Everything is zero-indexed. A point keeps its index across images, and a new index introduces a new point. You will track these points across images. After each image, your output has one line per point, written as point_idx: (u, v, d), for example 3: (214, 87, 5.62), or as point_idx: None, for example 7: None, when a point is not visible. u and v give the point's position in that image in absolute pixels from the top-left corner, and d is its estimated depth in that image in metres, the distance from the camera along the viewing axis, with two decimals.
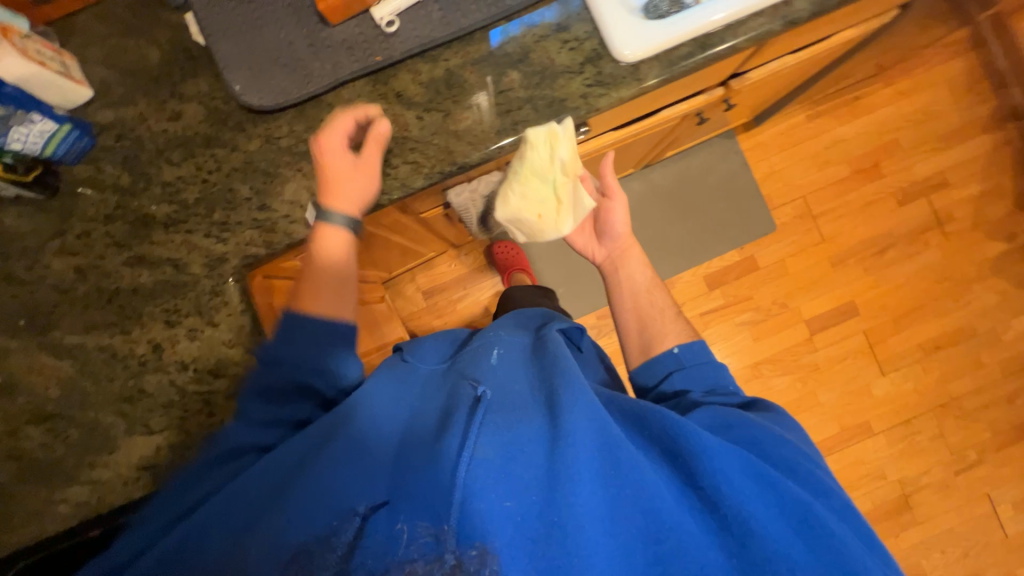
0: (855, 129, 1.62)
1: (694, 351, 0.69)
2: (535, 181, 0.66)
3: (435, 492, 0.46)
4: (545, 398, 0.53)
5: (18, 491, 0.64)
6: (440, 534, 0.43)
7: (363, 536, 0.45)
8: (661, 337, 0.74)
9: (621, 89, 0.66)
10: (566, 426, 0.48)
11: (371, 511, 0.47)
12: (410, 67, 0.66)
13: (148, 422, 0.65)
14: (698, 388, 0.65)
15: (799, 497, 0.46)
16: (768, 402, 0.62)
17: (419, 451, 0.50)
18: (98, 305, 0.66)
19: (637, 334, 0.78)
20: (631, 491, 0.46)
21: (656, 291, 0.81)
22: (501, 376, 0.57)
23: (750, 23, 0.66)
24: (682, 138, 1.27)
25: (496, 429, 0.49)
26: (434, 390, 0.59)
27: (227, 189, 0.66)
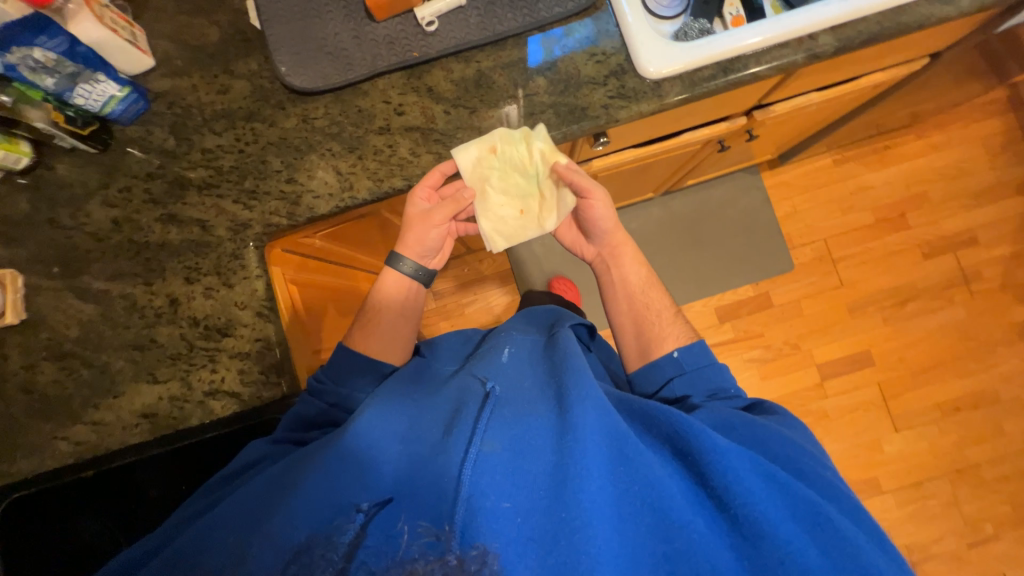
0: (883, 177, 1.61)
1: (694, 354, 0.71)
2: (517, 176, 0.72)
3: (437, 493, 0.47)
4: (554, 398, 0.56)
5: (28, 421, 0.68)
6: (441, 533, 0.44)
7: (366, 531, 0.45)
8: (657, 341, 0.74)
9: (642, 103, 0.68)
10: (573, 419, 0.51)
11: (374, 510, 0.48)
12: (444, 65, 0.70)
13: (155, 372, 0.68)
14: (701, 389, 0.68)
15: (808, 497, 0.49)
16: (769, 403, 0.66)
17: (423, 448, 0.53)
18: (126, 257, 0.70)
19: (633, 336, 0.78)
20: (639, 488, 0.48)
21: (652, 290, 0.80)
22: (512, 376, 0.61)
23: (773, 53, 0.68)
24: (704, 167, 1.29)
25: (505, 424, 0.52)
26: (447, 387, 0.63)
27: (260, 161, 0.70)
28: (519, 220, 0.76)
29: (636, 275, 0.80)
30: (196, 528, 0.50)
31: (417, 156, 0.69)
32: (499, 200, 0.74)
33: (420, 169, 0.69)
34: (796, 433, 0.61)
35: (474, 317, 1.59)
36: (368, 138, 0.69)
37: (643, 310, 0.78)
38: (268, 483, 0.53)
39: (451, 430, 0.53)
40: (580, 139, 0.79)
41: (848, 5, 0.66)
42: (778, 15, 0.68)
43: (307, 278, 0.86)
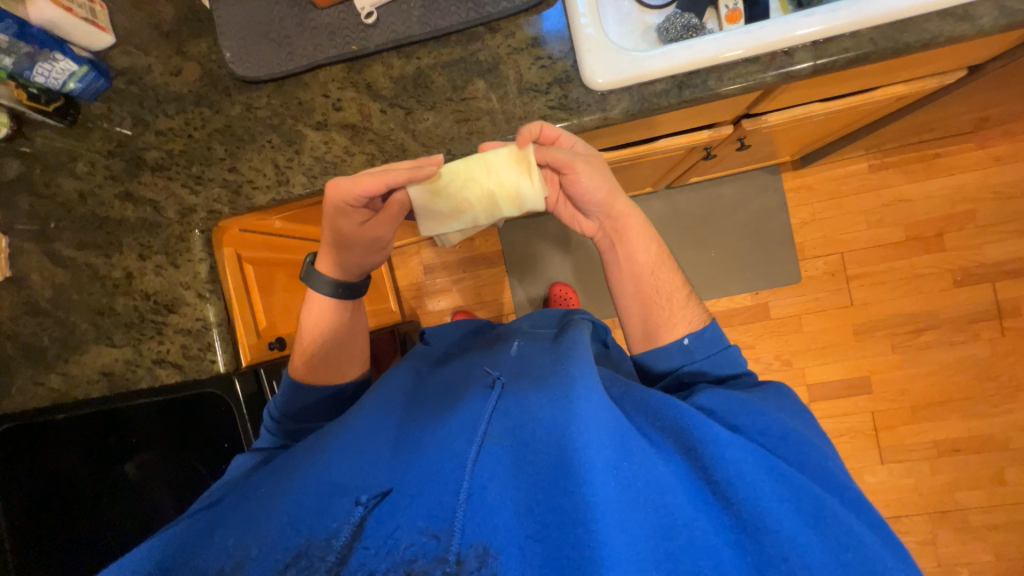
0: (926, 190, 1.43)
1: (706, 341, 0.64)
2: (468, 166, 0.62)
3: (440, 490, 0.47)
4: (558, 385, 0.54)
5: (9, 365, 0.77)
6: (441, 532, 0.45)
7: (366, 527, 0.46)
8: (665, 326, 0.67)
9: (583, 116, 0.64)
10: (577, 409, 0.49)
11: (374, 502, 0.48)
12: (384, 60, 0.68)
13: (113, 337, 0.76)
14: (711, 378, 0.63)
15: (811, 489, 0.46)
16: (781, 385, 0.60)
17: (427, 437, 0.53)
18: (91, 229, 0.76)
19: (637, 320, 0.69)
20: (642, 483, 0.45)
21: (662, 271, 0.69)
22: (519, 369, 0.62)
23: (739, 69, 0.61)
24: (704, 168, 1.20)
25: (507, 418, 0.53)
26: (456, 381, 0.65)
27: (206, 147, 0.72)
28: (481, 213, 0.64)
29: (645, 253, 0.69)
30: (205, 528, 0.51)
31: (351, 156, 0.68)
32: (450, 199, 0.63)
33: (353, 169, 0.69)
34: (795, 418, 0.55)
35: (459, 296, 1.61)
36: (306, 133, 0.70)
37: (652, 293, 0.69)
38: (276, 472, 0.54)
39: (453, 421, 0.54)
40: None
41: (831, 18, 0.59)
42: (750, 26, 0.61)
43: (266, 257, 0.90)
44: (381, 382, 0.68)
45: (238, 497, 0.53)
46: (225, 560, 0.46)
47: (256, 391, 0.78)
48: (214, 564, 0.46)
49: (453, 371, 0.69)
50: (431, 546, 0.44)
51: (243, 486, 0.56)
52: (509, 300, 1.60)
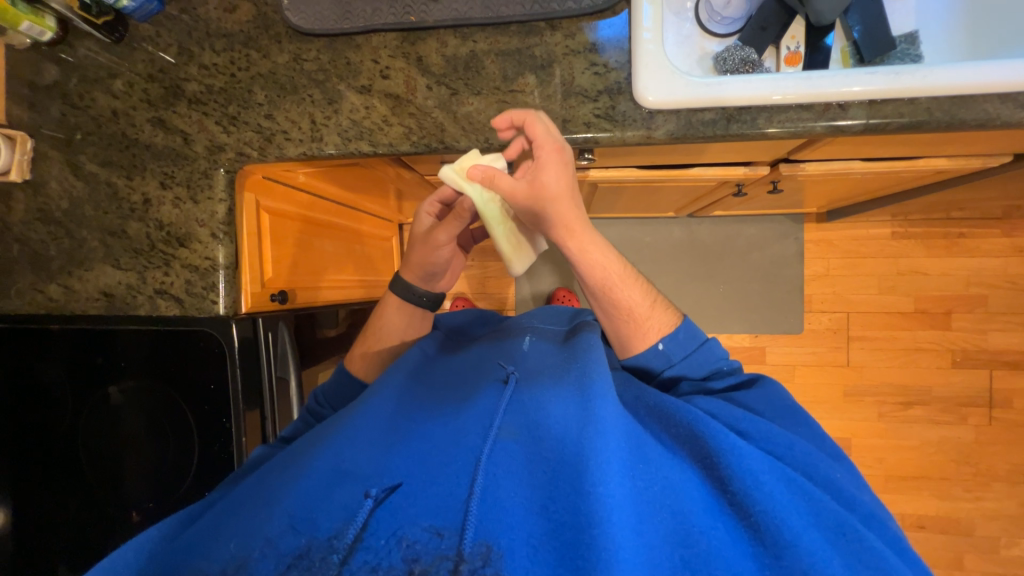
0: (944, 267, 1.43)
1: (679, 344, 0.65)
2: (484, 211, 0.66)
3: (451, 484, 0.46)
4: (574, 390, 0.55)
5: (15, 268, 0.78)
6: (446, 529, 0.43)
7: (373, 523, 0.44)
8: (632, 335, 0.67)
9: (626, 130, 0.63)
10: (593, 409, 0.50)
11: (384, 495, 0.46)
12: (440, 37, 0.67)
13: (120, 260, 0.76)
14: (690, 378, 0.65)
15: (829, 505, 0.46)
16: (767, 380, 0.63)
17: (438, 429, 0.53)
18: (117, 150, 0.76)
19: (607, 324, 0.69)
20: (657, 487, 0.46)
21: (621, 287, 0.65)
22: (532, 368, 0.64)
23: (792, 113, 0.61)
24: (730, 204, 1.19)
25: (521, 417, 0.53)
26: (468, 375, 0.65)
27: (247, 90, 0.72)
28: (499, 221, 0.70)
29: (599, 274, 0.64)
30: (205, 518, 0.50)
31: (389, 126, 0.68)
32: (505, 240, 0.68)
33: (387, 139, 0.68)
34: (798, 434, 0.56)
35: (464, 283, 1.61)
36: (348, 95, 0.69)
37: (615, 308, 0.67)
38: (280, 466, 0.53)
39: (466, 416, 0.54)
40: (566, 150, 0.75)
41: (893, 81, 0.58)
42: (812, 73, 0.60)
43: (286, 208, 0.90)
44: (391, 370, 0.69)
45: (236, 494, 0.52)
46: (226, 560, 0.44)
47: (251, 338, 0.77)
48: (215, 563, 0.44)
49: (461, 366, 0.69)
50: (439, 544, 0.42)
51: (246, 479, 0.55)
52: (511, 296, 1.60)
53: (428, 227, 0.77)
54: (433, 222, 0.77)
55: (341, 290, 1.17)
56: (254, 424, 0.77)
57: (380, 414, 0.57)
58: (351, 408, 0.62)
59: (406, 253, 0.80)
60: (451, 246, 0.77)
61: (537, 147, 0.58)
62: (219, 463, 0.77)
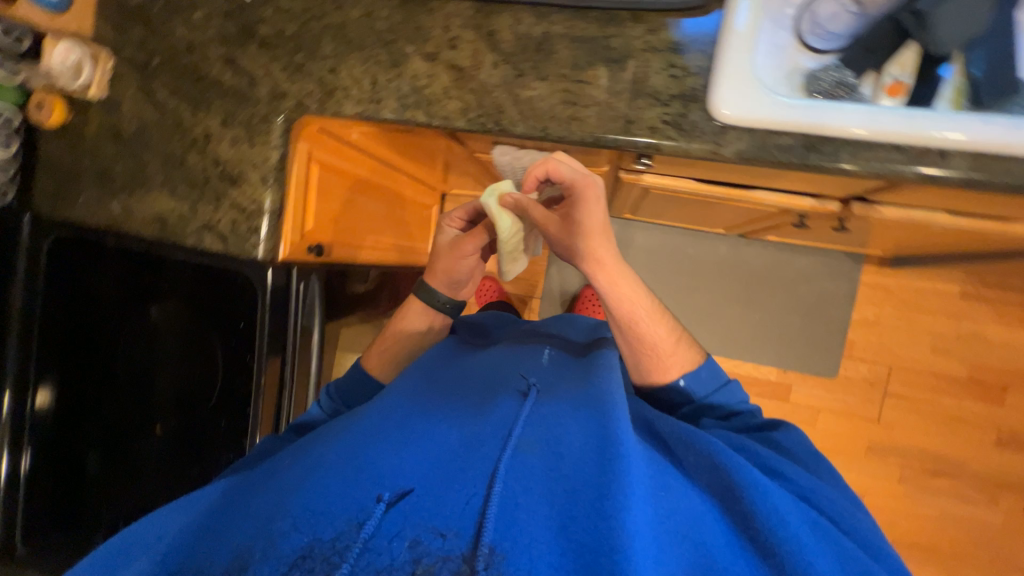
0: (1008, 339, 1.32)
1: (699, 380, 0.72)
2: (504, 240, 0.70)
3: (468, 490, 0.47)
4: (592, 410, 0.56)
5: (82, 179, 0.83)
6: (457, 535, 0.44)
7: (382, 527, 0.44)
8: (655, 370, 0.73)
9: (693, 142, 0.59)
10: (618, 433, 0.51)
11: (396, 500, 0.46)
12: (515, 13, 0.65)
13: (176, 190, 0.79)
14: (714, 414, 0.71)
15: (855, 553, 0.48)
16: (792, 426, 0.68)
17: (454, 436, 0.54)
18: (187, 81, 0.78)
19: (634, 356, 0.74)
20: (679, 516, 0.47)
21: (647, 321, 0.72)
22: (550, 383, 0.64)
23: (881, 153, 0.55)
24: (787, 232, 1.12)
25: (540, 432, 0.53)
26: (483, 383, 0.65)
27: (316, 41, 0.72)
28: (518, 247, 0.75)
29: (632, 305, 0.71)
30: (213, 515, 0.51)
31: (447, 98, 0.67)
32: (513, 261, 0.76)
33: (444, 112, 0.67)
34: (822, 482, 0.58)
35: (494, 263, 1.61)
36: (413, 60, 0.68)
37: (643, 340, 0.72)
38: (285, 469, 0.53)
39: (483, 425, 0.55)
40: (623, 152, 0.72)
41: (1014, 130, 0.52)
42: (915, 111, 0.54)
43: (335, 164, 0.90)
44: (401, 374, 0.71)
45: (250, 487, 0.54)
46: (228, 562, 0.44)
47: (284, 287, 0.80)
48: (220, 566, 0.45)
49: (477, 372, 0.69)
50: (450, 548, 0.43)
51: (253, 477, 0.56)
52: (539, 284, 1.59)
53: (450, 239, 0.81)
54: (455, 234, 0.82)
55: (375, 250, 1.19)
56: (273, 369, 0.80)
57: (395, 415, 0.58)
58: (368, 408, 0.62)
59: (432, 262, 0.84)
60: (475, 257, 0.81)
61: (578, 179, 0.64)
62: (235, 397, 0.81)
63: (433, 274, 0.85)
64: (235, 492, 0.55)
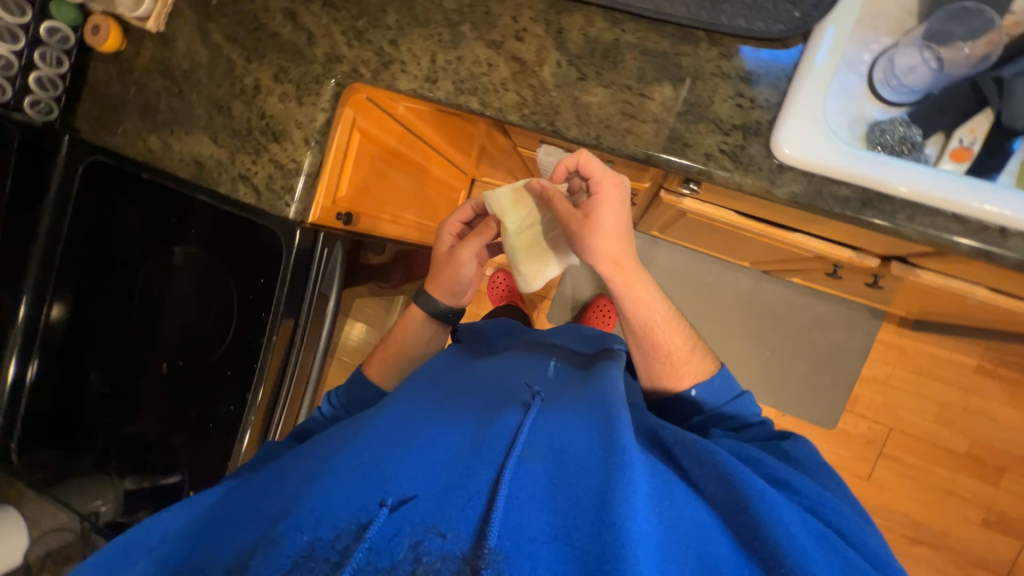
0: (1016, 421, 1.30)
1: (713, 391, 0.74)
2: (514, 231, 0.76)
3: (472, 493, 0.47)
4: (597, 417, 0.57)
5: (127, 109, 0.83)
6: (460, 537, 0.44)
7: (383, 530, 0.44)
8: (670, 378, 0.75)
9: (748, 176, 0.58)
10: (622, 439, 0.51)
11: (398, 504, 0.47)
12: (588, 15, 0.63)
13: (218, 137, 0.79)
14: (724, 424, 0.73)
15: (862, 567, 0.47)
16: (800, 439, 0.70)
17: (459, 443, 0.54)
18: (244, 29, 0.77)
19: (647, 361, 0.77)
20: (683, 525, 0.47)
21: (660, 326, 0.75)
22: (556, 396, 0.65)
23: (939, 221, 0.54)
24: (814, 278, 1.10)
25: (546, 441, 0.54)
26: (489, 395, 0.66)
27: (380, 10, 0.70)
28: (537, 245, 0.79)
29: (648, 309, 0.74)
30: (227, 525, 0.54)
31: (504, 90, 0.65)
32: (529, 258, 0.79)
33: (499, 103, 0.65)
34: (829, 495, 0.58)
35: None
36: (476, 46, 0.66)
37: (654, 345, 0.75)
38: (292, 483, 0.54)
39: (489, 430, 0.55)
40: (670, 173, 0.71)
41: None
42: (982, 183, 0.53)
43: (377, 135, 0.90)
44: (405, 385, 0.72)
45: (263, 493, 0.56)
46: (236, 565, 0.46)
47: (309, 249, 0.79)
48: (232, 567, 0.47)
49: (485, 385, 0.70)
50: (452, 549, 0.42)
51: (261, 486, 0.58)
52: (553, 286, 1.58)
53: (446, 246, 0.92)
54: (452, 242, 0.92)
55: (399, 226, 1.18)
56: (285, 330, 0.80)
57: (400, 422, 0.59)
58: (374, 415, 0.63)
59: (435, 272, 0.92)
60: (473, 266, 0.89)
61: (601, 178, 0.67)
62: (244, 350, 0.81)
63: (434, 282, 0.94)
64: (246, 501, 0.57)
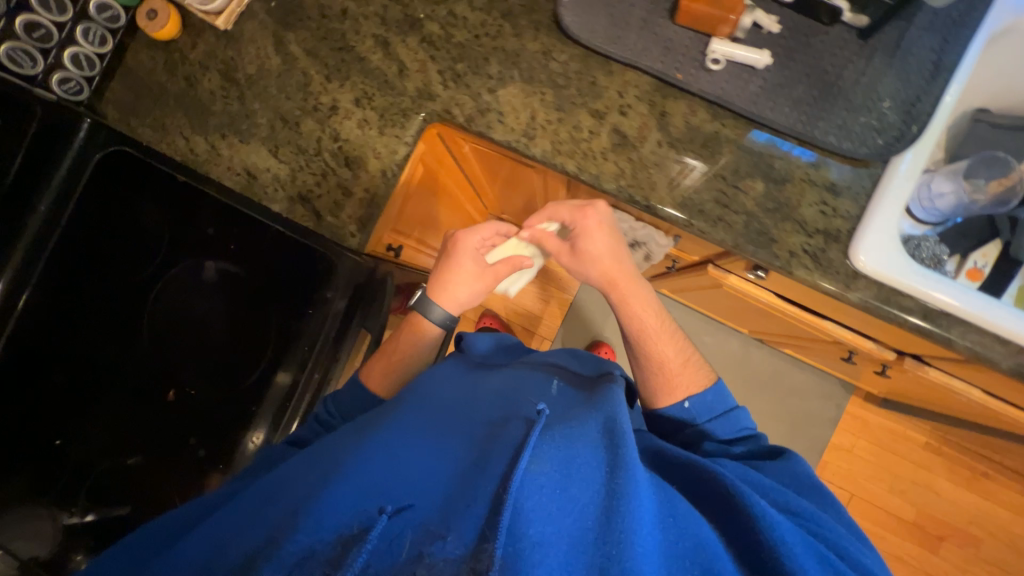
0: (955, 495, 1.46)
1: (704, 405, 0.70)
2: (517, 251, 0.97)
3: (473, 502, 0.40)
4: (603, 420, 0.49)
5: (172, 104, 0.76)
6: (459, 545, 0.37)
7: (379, 539, 0.38)
8: (661, 391, 0.73)
9: (826, 277, 0.63)
10: (629, 459, 0.43)
11: (396, 513, 0.41)
12: (691, 103, 0.66)
13: (279, 151, 0.73)
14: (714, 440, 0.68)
15: None
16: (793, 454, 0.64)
17: (459, 452, 0.48)
18: (328, 46, 0.73)
19: (642, 367, 0.77)
20: (688, 544, 0.42)
21: (655, 331, 0.77)
22: (559, 400, 0.57)
23: (983, 339, 0.61)
24: (812, 353, 1.20)
25: (552, 445, 0.45)
26: (486, 397, 0.59)
27: (482, 56, 0.70)
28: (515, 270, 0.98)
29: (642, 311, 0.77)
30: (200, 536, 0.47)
31: (603, 159, 0.67)
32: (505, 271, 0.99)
33: (596, 170, 0.67)
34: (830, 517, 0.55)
35: (518, 295, 1.60)
36: (579, 111, 0.68)
37: (647, 351, 0.76)
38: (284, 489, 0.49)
39: (490, 440, 0.48)
40: (737, 257, 0.75)
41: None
42: (991, 301, 0.60)
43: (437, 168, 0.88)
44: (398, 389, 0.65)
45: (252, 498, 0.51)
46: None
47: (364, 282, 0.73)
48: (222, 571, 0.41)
49: (483, 387, 0.62)
50: (454, 550, 0.37)
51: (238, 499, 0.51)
52: (555, 328, 1.59)
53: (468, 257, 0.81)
54: (477, 260, 0.81)
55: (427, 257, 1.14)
56: (328, 359, 0.73)
57: (396, 429, 0.53)
58: (367, 423, 0.57)
59: (445, 277, 0.80)
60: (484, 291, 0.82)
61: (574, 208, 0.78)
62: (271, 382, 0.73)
63: (439, 286, 0.81)
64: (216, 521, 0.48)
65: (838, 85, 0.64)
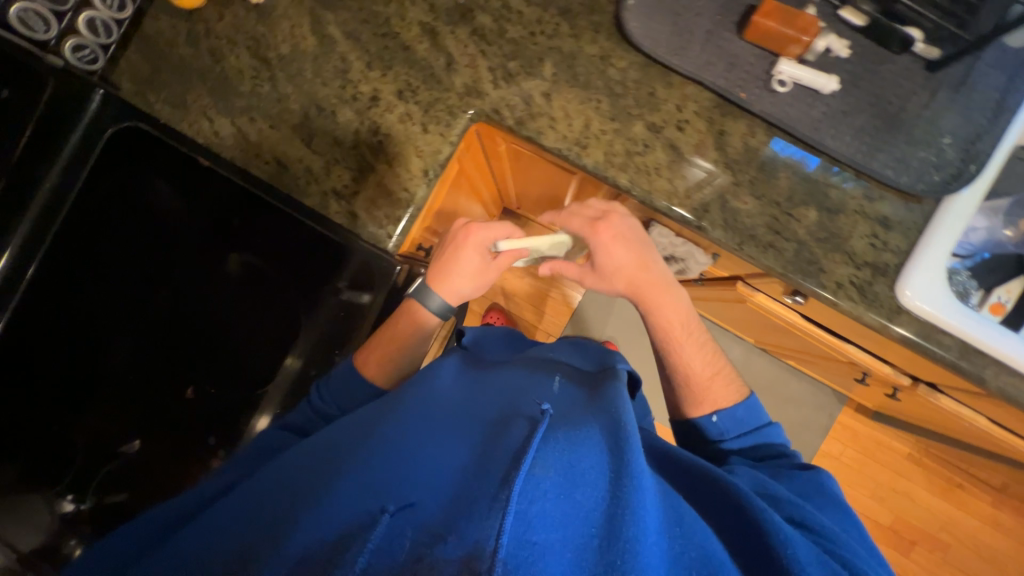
0: (930, 504, 1.54)
1: (733, 420, 0.68)
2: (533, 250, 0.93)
3: (473, 504, 0.35)
4: (605, 419, 0.43)
5: (192, 79, 0.69)
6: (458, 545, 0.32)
7: (375, 543, 0.34)
8: (690, 402, 0.71)
9: (871, 309, 0.63)
10: (634, 460, 0.37)
11: (399, 514, 0.37)
12: (751, 124, 0.65)
13: (313, 140, 0.68)
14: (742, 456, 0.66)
15: None
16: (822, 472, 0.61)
17: (460, 451, 0.43)
18: (370, 31, 0.68)
19: (673, 378, 0.74)
20: (695, 554, 0.36)
21: (686, 342, 0.73)
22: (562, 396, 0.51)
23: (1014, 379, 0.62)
24: (817, 368, 1.22)
25: (553, 445, 0.39)
26: (485, 394, 0.53)
27: (537, 56, 0.66)
28: None
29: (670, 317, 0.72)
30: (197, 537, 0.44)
31: (657, 174, 0.65)
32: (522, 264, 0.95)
33: (649, 185, 0.65)
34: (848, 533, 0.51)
35: (527, 291, 1.58)
36: (635, 123, 0.65)
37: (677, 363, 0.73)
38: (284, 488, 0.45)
39: (489, 441, 0.42)
40: (776, 280, 0.75)
41: None
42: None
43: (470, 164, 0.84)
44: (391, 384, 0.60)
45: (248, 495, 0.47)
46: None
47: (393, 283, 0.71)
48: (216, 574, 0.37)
49: (483, 383, 0.57)
50: (457, 549, 0.31)
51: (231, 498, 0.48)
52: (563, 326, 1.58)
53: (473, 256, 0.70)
54: (485, 257, 0.71)
55: None
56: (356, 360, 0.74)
57: (395, 427, 0.48)
58: (366, 420, 0.52)
59: (446, 272, 0.71)
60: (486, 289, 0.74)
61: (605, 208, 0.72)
62: None
63: (438, 278, 0.71)
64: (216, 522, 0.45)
65: (900, 118, 0.63)
